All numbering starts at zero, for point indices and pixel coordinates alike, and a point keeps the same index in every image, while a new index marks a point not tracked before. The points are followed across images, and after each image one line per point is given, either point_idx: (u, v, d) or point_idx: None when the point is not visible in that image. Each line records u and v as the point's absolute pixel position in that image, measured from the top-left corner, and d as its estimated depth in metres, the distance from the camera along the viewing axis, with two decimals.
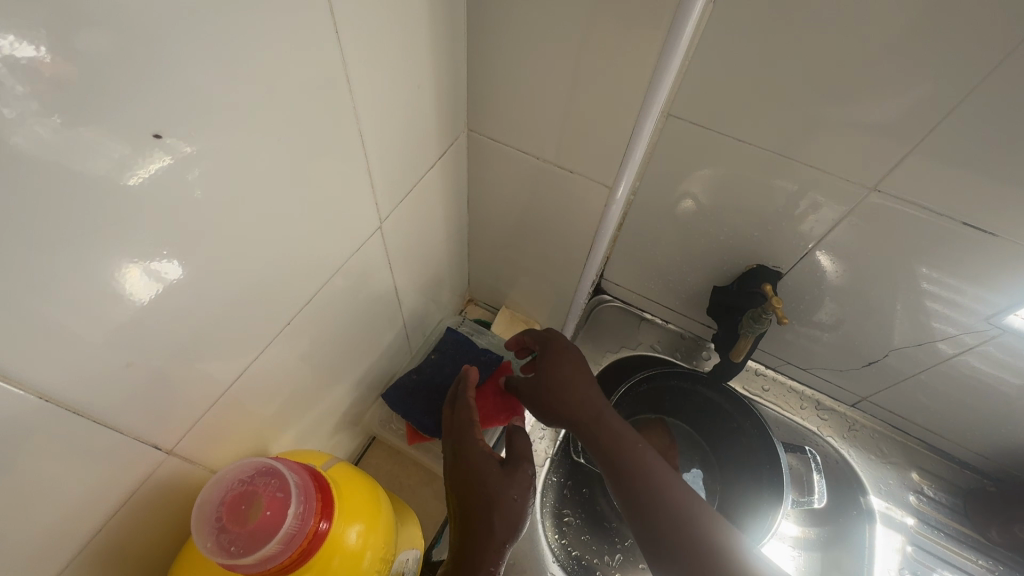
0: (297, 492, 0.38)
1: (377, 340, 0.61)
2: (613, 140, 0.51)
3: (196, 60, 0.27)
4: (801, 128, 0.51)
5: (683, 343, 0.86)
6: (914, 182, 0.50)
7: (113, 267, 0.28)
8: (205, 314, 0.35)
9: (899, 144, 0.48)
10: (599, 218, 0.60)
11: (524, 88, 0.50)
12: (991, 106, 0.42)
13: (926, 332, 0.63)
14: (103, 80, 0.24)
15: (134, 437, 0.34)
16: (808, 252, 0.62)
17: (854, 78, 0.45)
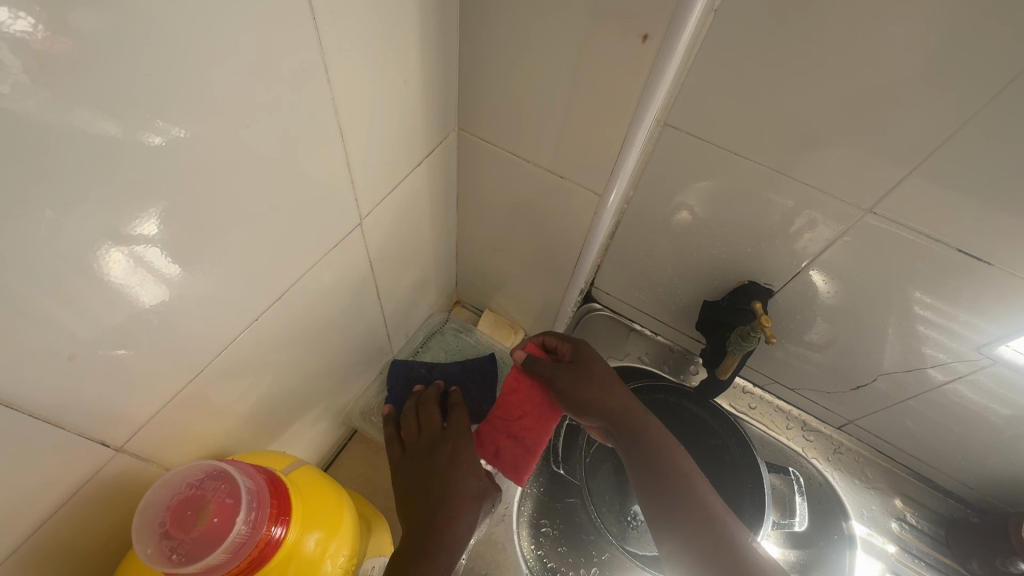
0: (248, 499, 0.36)
1: (357, 339, 0.59)
2: (606, 148, 0.50)
3: (176, 48, 0.25)
4: (799, 145, 0.50)
5: (671, 356, 0.85)
6: (911, 207, 0.49)
7: (85, 255, 0.27)
8: (166, 307, 0.33)
9: (897, 166, 0.47)
10: (589, 227, 0.59)
11: (517, 89, 0.49)
12: (993, 133, 0.41)
13: (917, 358, 0.62)
14: (99, 59, 0.23)
15: (80, 433, 0.32)
16: (801, 270, 0.61)
17: (855, 98, 0.44)
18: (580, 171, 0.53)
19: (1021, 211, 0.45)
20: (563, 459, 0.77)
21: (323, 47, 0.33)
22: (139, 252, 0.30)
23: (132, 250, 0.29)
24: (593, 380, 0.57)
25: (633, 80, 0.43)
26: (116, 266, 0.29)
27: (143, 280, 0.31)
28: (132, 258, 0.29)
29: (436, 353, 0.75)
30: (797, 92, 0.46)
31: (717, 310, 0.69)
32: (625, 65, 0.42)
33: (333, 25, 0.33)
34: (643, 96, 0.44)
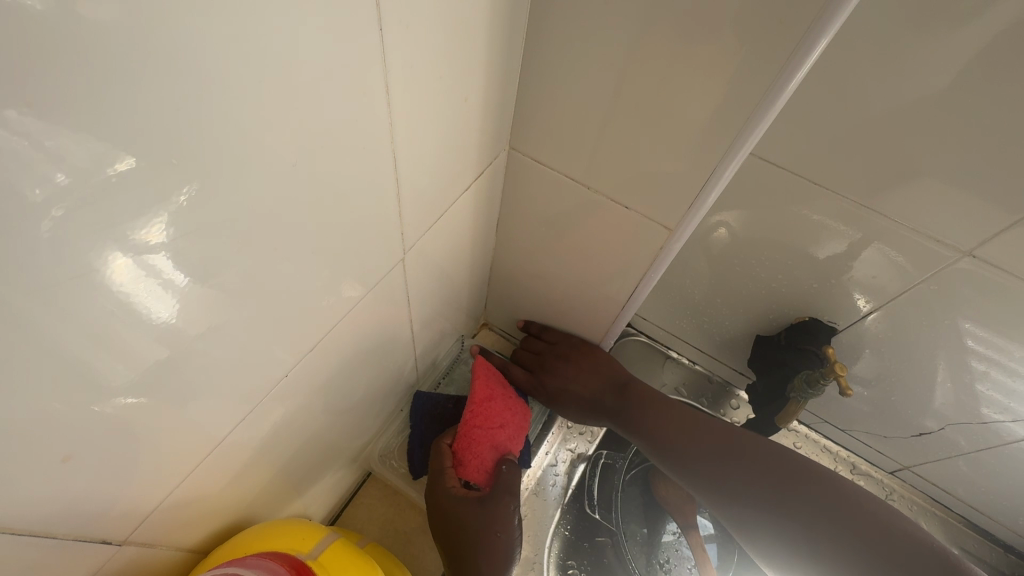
0: None
1: (384, 376, 0.54)
2: (682, 184, 0.43)
3: (200, 70, 0.19)
4: (893, 184, 0.44)
5: (709, 388, 0.79)
6: (1020, 255, 0.43)
7: (76, 293, 0.20)
8: (183, 376, 0.28)
9: (1012, 210, 0.41)
10: (651, 261, 0.52)
11: (580, 110, 0.43)
12: None
13: (996, 411, 0.57)
14: (93, 73, 0.16)
15: (74, 538, 0.28)
16: (872, 313, 0.55)
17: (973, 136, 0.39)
18: (646, 204, 0.47)
19: None
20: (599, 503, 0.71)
21: (382, 70, 0.28)
22: (152, 261, 0.23)
23: (143, 258, 0.22)
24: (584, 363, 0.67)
25: (724, 110, 0.37)
26: (121, 277, 0.22)
27: (156, 294, 0.24)
28: (143, 267, 0.22)
29: (461, 383, 0.70)
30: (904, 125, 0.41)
31: (771, 347, 0.64)
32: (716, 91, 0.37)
33: (395, 44, 0.28)
34: (742, 132, 0.37)
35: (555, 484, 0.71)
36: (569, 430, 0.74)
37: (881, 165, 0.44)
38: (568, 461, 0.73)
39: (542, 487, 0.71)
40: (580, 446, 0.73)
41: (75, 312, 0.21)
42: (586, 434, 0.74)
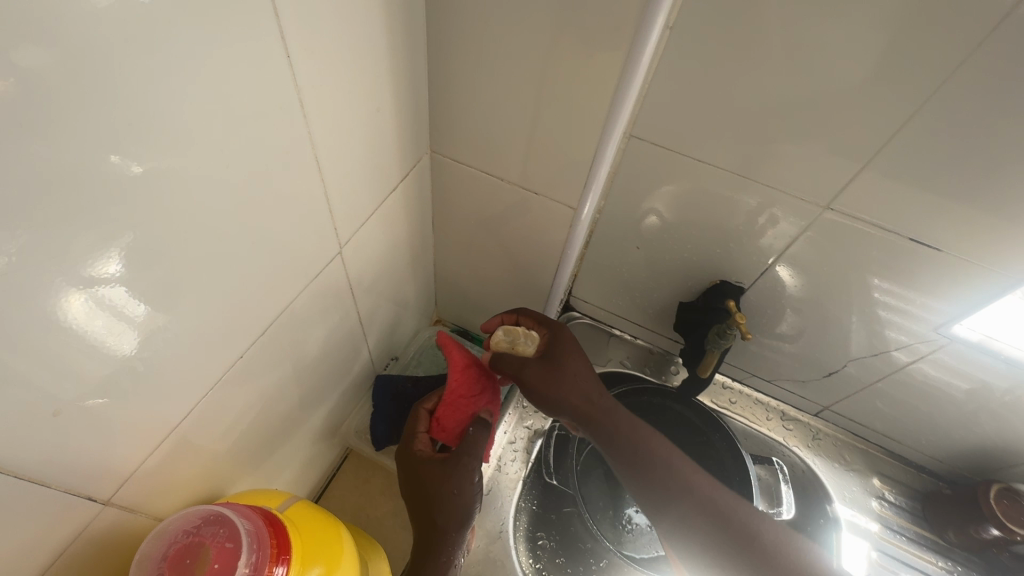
0: (248, 540, 0.37)
1: (341, 368, 0.58)
2: (579, 163, 0.51)
3: (152, 91, 0.25)
4: (756, 151, 0.53)
5: (652, 359, 0.86)
6: (867, 199, 0.52)
7: (52, 269, 0.25)
8: (148, 349, 0.32)
9: (852, 161, 0.50)
10: (566, 240, 0.60)
11: (487, 108, 0.50)
12: (928, 130, 0.45)
13: (883, 342, 0.65)
14: (61, 88, 0.22)
15: (66, 492, 0.31)
16: (769, 267, 0.64)
17: (803, 103, 0.47)
18: (554, 184, 0.54)
19: (960, 198, 0.48)
20: (555, 472, 0.77)
21: (301, 82, 0.34)
22: (102, 293, 0.28)
23: (95, 292, 0.28)
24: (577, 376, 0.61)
25: (599, 93, 0.45)
26: (78, 310, 0.27)
27: (112, 325, 0.30)
28: (95, 300, 0.28)
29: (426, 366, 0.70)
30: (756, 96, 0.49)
31: (690, 312, 0.72)
32: (591, 81, 0.44)
33: (301, 64, 0.33)
34: (610, 112, 0.45)
35: (514, 459, 0.77)
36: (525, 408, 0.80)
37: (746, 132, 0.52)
38: (527, 438, 0.79)
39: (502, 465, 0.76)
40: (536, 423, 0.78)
41: (46, 329, 0.26)
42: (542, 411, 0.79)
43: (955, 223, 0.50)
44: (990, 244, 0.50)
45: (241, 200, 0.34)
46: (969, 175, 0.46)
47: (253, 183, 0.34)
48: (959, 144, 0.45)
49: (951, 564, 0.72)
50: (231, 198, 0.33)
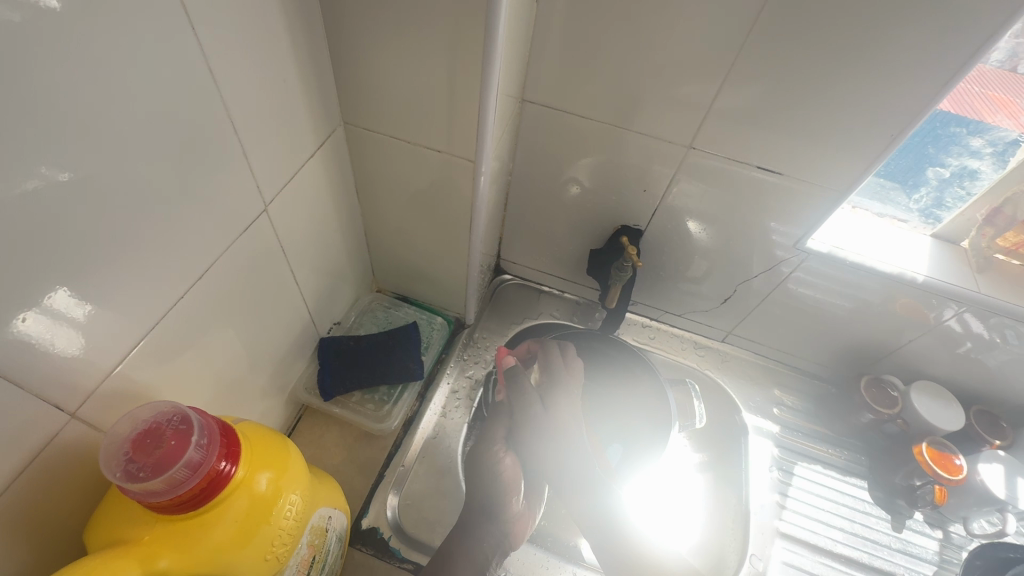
0: (201, 430, 0.38)
1: (289, 327, 0.64)
2: (468, 121, 0.54)
3: (94, 49, 0.31)
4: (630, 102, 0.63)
5: (579, 308, 0.95)
6: (721, 131, 0.62)
7: (17, 196, 0.30)
8: (102, 280, 0.37)
9: (704, 98, 0.60)
10: (471, 201, 0.64)
11: (383, 75, 0.54)
12: (752, 69, 0.56)
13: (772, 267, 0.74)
14: (19, 39, 0.28)
15: (40, 403, 0.36)
16: (659, 208, 0.74)
17: (656, 55, 0.58)
18: (452, 142, 0.57)
19: (786, 127, 0.59)
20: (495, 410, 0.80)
21: (222, 50, 0.40)
22: (54, 300, 0.34)
23: (47, 304, 0.34)
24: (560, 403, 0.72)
25: (470, 52, 0.48)
26: (37, 321, 0.34)
27: (67, 305, 0.35)
28: (51, 308, 0.34)
29: (369, 326, 0.75)
30: (621, 47, 0.58)
31: (602, 257, 0.81)
32: (463, 40, 0.48)
33: (218, 32, 0.40)
34: (483, 67, 0.49)
35: (457, 408, 0.79)
36: (464, 360, 0.85)
37: (620, 80, 0.61)
38: (468, 386, 0.82)
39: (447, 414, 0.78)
40: (476, 372, 0.84)
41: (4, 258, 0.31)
42: (481, 361, 0.86)
43: (790, 146, 0.60)
44: (818, 162, 0.61)
45: (175, 153, 0.40)
46: (791, 102, 0.57)
47: (187, 138, 0.40)
48: (777, 75, 0.55)
49: (841, 450, 0.83)
50: (167, 149, 0.39)
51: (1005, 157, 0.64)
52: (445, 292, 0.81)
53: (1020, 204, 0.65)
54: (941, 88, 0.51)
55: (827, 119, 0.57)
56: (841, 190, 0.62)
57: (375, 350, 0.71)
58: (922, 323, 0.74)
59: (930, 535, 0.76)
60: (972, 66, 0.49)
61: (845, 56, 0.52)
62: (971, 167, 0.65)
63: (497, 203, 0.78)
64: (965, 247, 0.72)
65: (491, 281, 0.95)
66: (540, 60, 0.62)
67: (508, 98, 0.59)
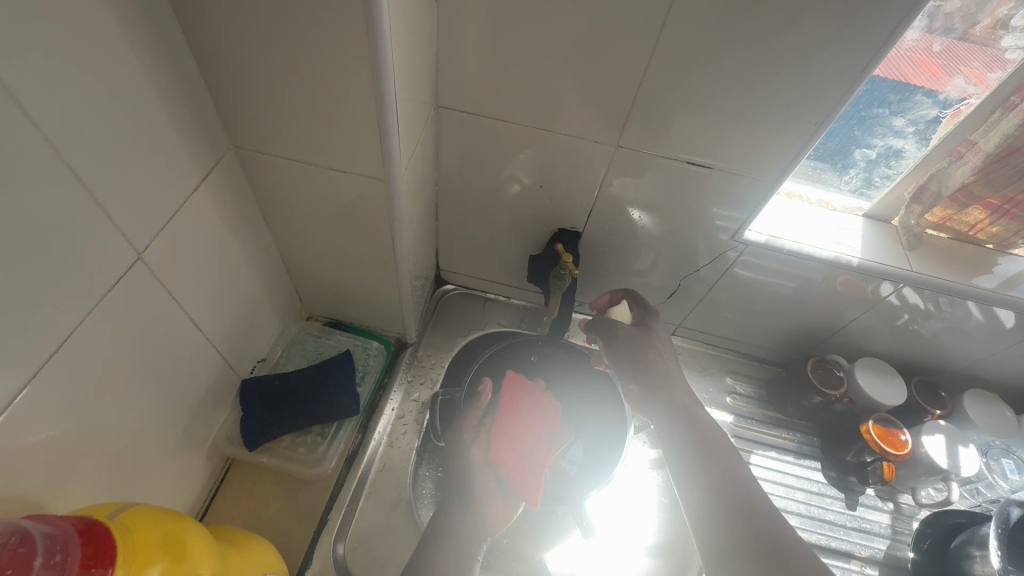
0: (46, 543, 0.33)
1: (205, 370, 0.58)
2: (370, 141, 0.49)
3: None
4: (557, 95, 0.59)
5: (527, 313, 0.91)
6: (649, 125, 0.60)
7: None
8: None
9: (628, 91, 0.57)
10: (391, 221, 0.57)
11: (267, 94, 0.47)
12: (680, 55, 0.53)
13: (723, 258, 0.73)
14: None
15: None
16: (597, 205, 0.71)
17: (579, 44, 0.54)
18: (358, 163, 0.51)
19: (714, 113, 0.57)
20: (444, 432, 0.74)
21: (61, 68, 0.34)
22: None
23: None
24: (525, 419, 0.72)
25: (359, 68, 0.43)
26: None
27: None
28: None
29: (298, 359, 0.69)
30: (537, 41, 0.55)
31: (543, 261, 0.78)
32: (350, 56, 0.42)
33: (52, 46, 0.33)
34: (376, 83, 0.44)
35: (406, 433, 0.75)
36: (410, 381, 0.80)
37: (541, 75, 0.58)
38: (415, 410, 0.78)
39: (395, 440, 0.74)
40: (422, 394, 0.79)
41: None
42: (427, 382, 0.81)
43: (718, 136, 0.59)
44: (747, 153, 0.60)
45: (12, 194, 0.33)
46: (719, 87, 0.55)
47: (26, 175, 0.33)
48: (703, 59, 0.53)
49: (793, 433, 0.84)
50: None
51: (926, 134, 0.63)
52: (381, 312, 0.76)
53: (943, 180, 0.65)
54: (859, 75, 0.51)
55: (751, 108, 0.56)
56: (770, 182, 0.62)
57: (305, 388, 0.65)
58: (864, 302, 0.74)
59: (881, 508, 0.78)
60: (887, 52, 0.49)
61: (763, 43, 0.50)
62: (896, 147, 0.65)
63: (427, 213, 0.73)
64: (896, 224, 0.72)
65: (432, 293, 0.90)
66: (454, 60, 0.58)
67: (418, 106, 0.55)
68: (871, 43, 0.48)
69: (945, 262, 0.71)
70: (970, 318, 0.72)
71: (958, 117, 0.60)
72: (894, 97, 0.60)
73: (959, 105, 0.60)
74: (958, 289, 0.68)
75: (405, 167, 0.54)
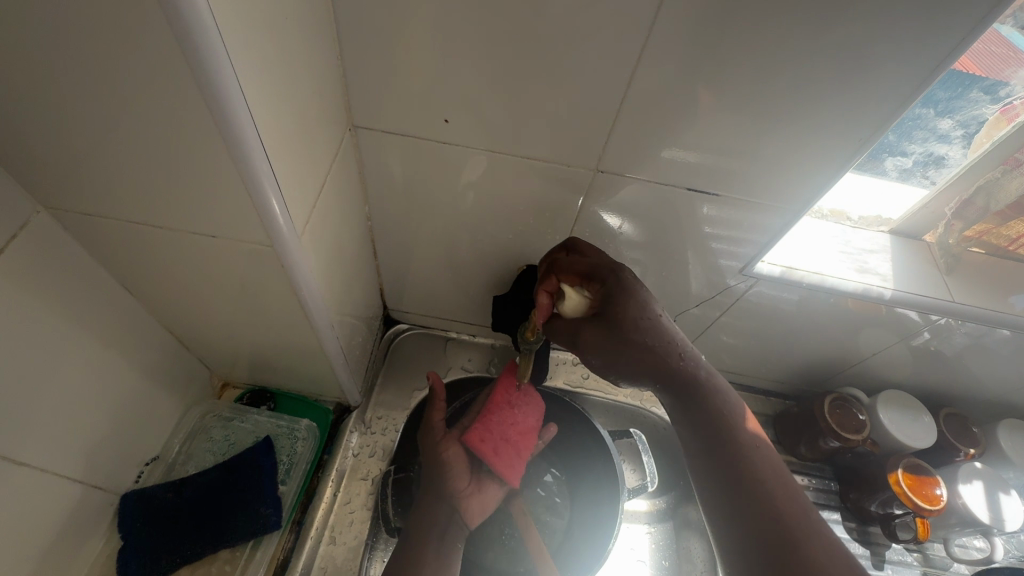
0: None
1: (57, 486, 0.43)
2: (238, 199, 0.36)
3: None
4: (516, 96, 0.45)
5: (496, 354, 0.76)
6: (635, 137, 0.47)
7: None
8: None
9: (609, 97, 0.44)
10: (293, 284, 0.44)
11: (85, 137, 0.32)
12: (676, 40, 0.39)
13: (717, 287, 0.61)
14: None
15: None
16: (575, 230, 0.58)
17: (541, 28, 0.40)
18: (228, 227, 0.38)
19: (721, 115, 0.44)
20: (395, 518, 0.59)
21: None
22: None
23: None
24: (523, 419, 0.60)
25: (204, 103, 0.30)
26: None
27: None
28: None
29: (201, 458, 0.58)
30: (489, 34, 0.41)
31: (510, 302, 0.64)
32: (180, 86, 0.29)
33: None
34: (221, 123, 0.31)
35: (352, 522, 0.60)
36: (358, 454, 0.65)
37: (494, 78, 0.44)
38: (365, 491, 0.62)
39: (339, 533, 0.59)
40: (371, 471, 0.64)
41: None
42: (378, 453, 0.66)
43: (720, 154, 0.47)
44: (750, 175, 0.48)
45: None
46: (727, 81, 0.42)
47: None
48: (708, 43, 0.39)
49: (808, 479, 0.73)
50: None
51: (974, 137, 0.51)
52: (312, 377, 0.61)
53: (993, 193, 0.54)
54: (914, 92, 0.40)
55: (762, 124, 0.44)
56: (794, 212, 0.51)
57: (204, 501, 0.53)
58: (893, 330, 0.63)
59: (910, 565, 0.69)
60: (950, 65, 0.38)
61: (788, 33, 0.38)
62: (938, 154, 0.53)
63: (359, 253, 0.58)
64: (930, 242, 0.60)
65: (381, 336, 0.75)
66: (380, 62, 0.44)
67: (316, 134, 0.41)
68: (931, 33, 0.37)
69: (989, 284, 0.59)
70: (997, 336, 0.60)
71: (1014, 117, 0.49)
72: (943, 94, 0.47)
73: (1014, 100, 0.48)
74: (1006, 319, 0.57)
75: (302, 223, 0.41)
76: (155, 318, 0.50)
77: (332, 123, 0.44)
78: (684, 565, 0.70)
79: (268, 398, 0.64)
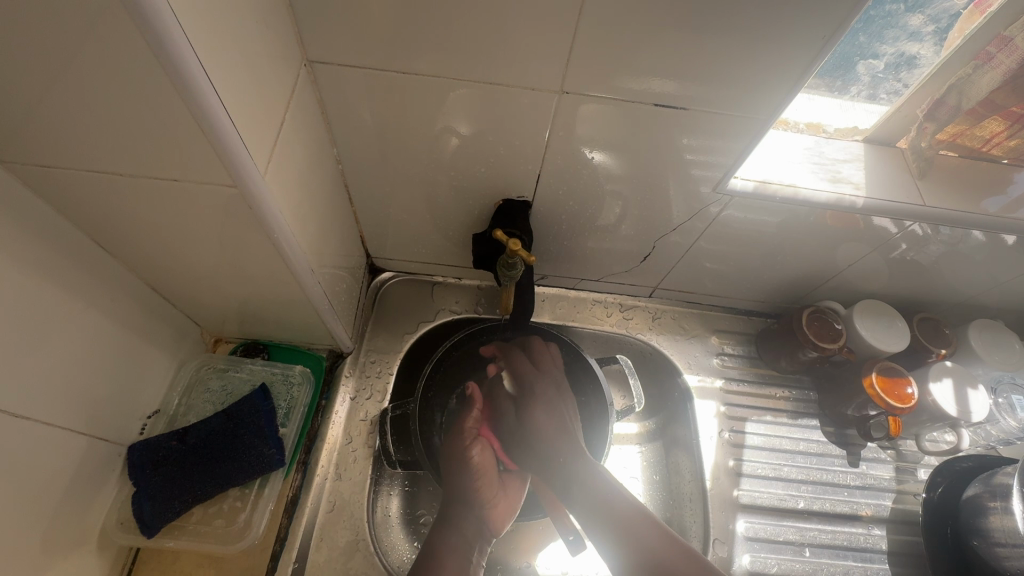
0: None
1: (56, 445, 0.45)
2: (190, 137, 0.35)
3: None
4: (471, 24, 0.43)
5: (483, 294, 0.77)
6: (598, 56, 0.45)
7: None
8: None
9: (565, 16, 0.42)
10: (265, 227, 0.44)
11: (20, 83, 0.31)
12: None
13: (694, 211, 0.61)
14: None
15: None
16: (546, 162, 0.57)
17: None
18: (189, 171, 0.38)
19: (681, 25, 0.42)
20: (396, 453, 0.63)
21: None
22: None
23: None
24: (553, 421, 0.63)
25: (139, 34, 0.28)
26: None
27: None
28: None
29: (201, 406, 0.60)
30: None
31: (488, 239, 0.64)
32: (109, 16, 0.28)
33: None
34: (160, 53, 0.29)
35: (358, 459, 0.63)
36: (357, 397, 0.67)
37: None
38: (366, 430, 0.65)
39: (344, 469, 0.63)
40: (370, 411, 0.67)
41: None
42: (376, 395, 0.68)
43: (692, 63, 0.45)
44: (720, 86, 0.47)
45: None
46: None
47: None
48: None
49: (787, 391, 0.77)
50: None
51: (947, 33, 0.51)
52: (299, 326, 0.62)
53: (965, 90, 0.54)
54: None
55: (730, 28, 0.42)
56: (761, 123, 0.50)
57: (210, 446, 0.56)
58: (869, 242, 0.63)
59: (884, 460, 0.73)
60: None
61: None
62: (909, 52, 0.53)
63: (331, 199, 0.58)
64: (903, 147, 0.60)
65: (368, 285, 0.75)
66: None
67: (264, 70, 0.39)
68: None
69: (963, 187, 0.59)
70: (973, 241, 0.61)
71: (986, 8, 0.49)
72: None
73: None
74: (980, 221, 0.58)
75: (263, 161, 0.40)
76: (133, 274, 0.50)
77: (280, 57, 0.42)
78: (672, 477, 0.73)
79: (259, 350, 0.66)
